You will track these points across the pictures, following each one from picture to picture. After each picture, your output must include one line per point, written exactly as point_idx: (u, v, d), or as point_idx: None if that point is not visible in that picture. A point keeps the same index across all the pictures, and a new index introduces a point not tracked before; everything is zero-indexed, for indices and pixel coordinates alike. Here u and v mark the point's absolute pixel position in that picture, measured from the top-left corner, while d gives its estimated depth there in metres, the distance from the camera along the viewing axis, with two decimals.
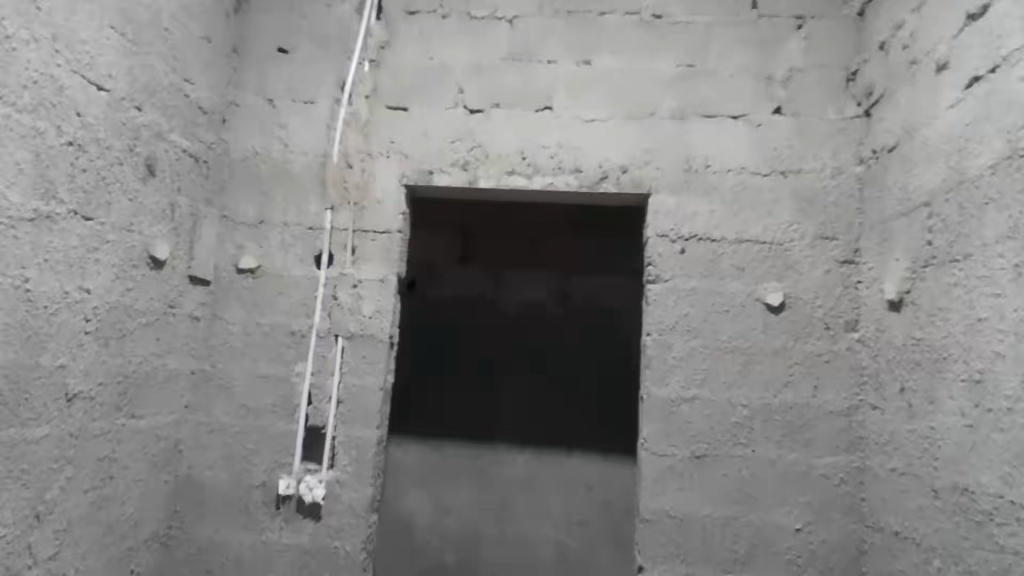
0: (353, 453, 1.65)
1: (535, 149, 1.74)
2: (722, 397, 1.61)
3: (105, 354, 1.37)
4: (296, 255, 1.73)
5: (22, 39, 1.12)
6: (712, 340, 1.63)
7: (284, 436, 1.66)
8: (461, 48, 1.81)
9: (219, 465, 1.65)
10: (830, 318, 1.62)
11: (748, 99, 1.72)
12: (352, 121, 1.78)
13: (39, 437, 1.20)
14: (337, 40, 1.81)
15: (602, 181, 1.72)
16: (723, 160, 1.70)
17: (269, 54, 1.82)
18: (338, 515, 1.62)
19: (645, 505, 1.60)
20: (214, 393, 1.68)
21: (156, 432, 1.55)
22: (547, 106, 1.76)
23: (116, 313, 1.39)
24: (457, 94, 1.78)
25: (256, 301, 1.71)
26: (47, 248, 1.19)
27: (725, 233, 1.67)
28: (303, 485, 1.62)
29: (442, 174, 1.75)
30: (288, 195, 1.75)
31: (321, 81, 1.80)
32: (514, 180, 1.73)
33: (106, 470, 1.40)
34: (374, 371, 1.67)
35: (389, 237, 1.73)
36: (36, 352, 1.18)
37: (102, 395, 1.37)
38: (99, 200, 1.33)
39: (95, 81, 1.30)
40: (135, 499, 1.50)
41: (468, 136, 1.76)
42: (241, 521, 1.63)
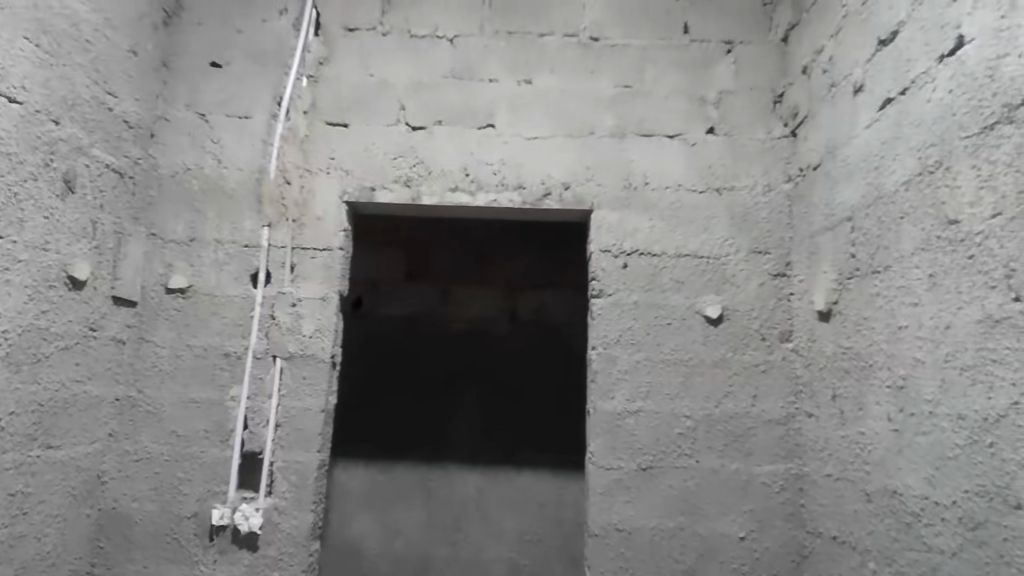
0: (292, 478, 1.59)
1: (478, 165, 1.74)
2: (666, 409, 1.63)
3: (17, 381, 1.28)
4: (230, 273, 1.67)
5: None
6: (654, 353, 1.66)
7: (217, 464, 1.58)
8: (401, 65, 1.80)
9: (146, 496, 1.56)
10: (766, 329, 1.67)
11: (683, 119, 1.77)
12: (290, 136, 1.75)
13: None
14: (273, 55, 1.78)
15: (545, 198, 1.73)
16: (661, 177, 1.74)
17: (201, 68, 1.77)
18: (277, 544, 1.56)
19: (594, 520, 1.59)
20: (142, 420, 1.59)
21: (76, 463, 1.45)
22: (488, 124, 1.77)
23: (29, 337, 1.31)
24: (398, 110, 1.77)
25: (188, 322, 1.64)
26: None
27: (666, 248, 1.70)
28: (238, 515, 1.55)
29: (384, 191, 1.73)
30: (222, 212, 1.70)
31: (256, 96, 1.76)
32: (457, 197, 1.72)
33: (19, 506, 1.30)
34: (315, 393, 1.62)
35: (329, 254, 1.69)
36: None
37: (13, 425, 1.28)
38: (10, 217, 1.25)
39: (5, 92, 1.24)
40: (52, 536, 1.39)
41: (410, 153, 1.75)
42: (172, 555, 1.54)
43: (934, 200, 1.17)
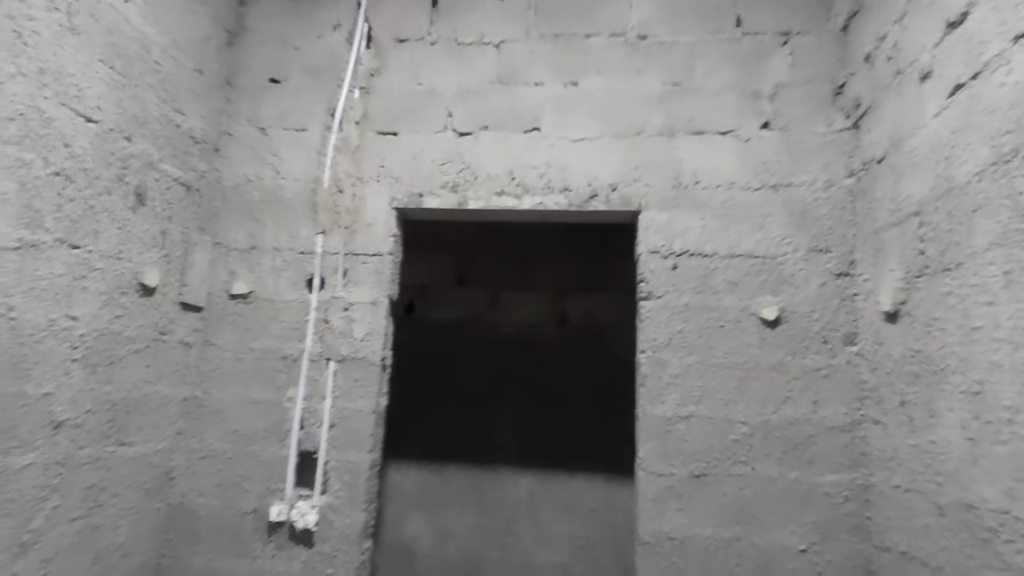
0: (346, 478, 1.63)
1: (524, 169, 1.75)
2: (719, 414, 1.58)
3: (93, 382, 1.37)
4: (288, 279, 1.74)
5: (8, 73, 1.16)
6: (707, 357, 1.61)
7: (275, 462, 1.64)
8: (448, 73, 1.83)
9: (211, 492, 1.64)
10: (828, 332, 1.59)
11: (736, 115, 1.72)
12: (343, 146, 1.81)
13: (24, 466, 1.21)
14: (327, 69, 1.85)
15: (591, 199, 1.72)
16: (712, 176, 1.69)
17: (261, 84, 1.85)
18: (332, 541, 1.60)
19: (644, 527, 1.56)
20: (207, 419, 1.67)
21: (147, 459, 1.54)
22: (534, 128, 1.77)
23: (105, 340, 1.40)
24: (446, 117, 1.80)
25: (249, 326, 1.71)
26: (32, 276, 1.21)
27: (718, 248, 1.65)
28: (295, 512, 1.60)
29: (432, 196, 1.76)
30: (280, 220, 1.77)
31: (312, 109, 1.83)
32: (503, 201, 1.73)
33: (95, 498, 1.39)
34: (366, 395, 1.66)
35: (380, 259, 1.73)
36: (21, 380, 1.19)
37: (90, 423, 1.37)
38: (87, 228, 1.35)
39: (82, 112, 1.33)
40: (125, 527, 1.48)
41: (457, 159, 1.77)
42: (234, 548, 1.61)
43: (1009, 192, 1.08)
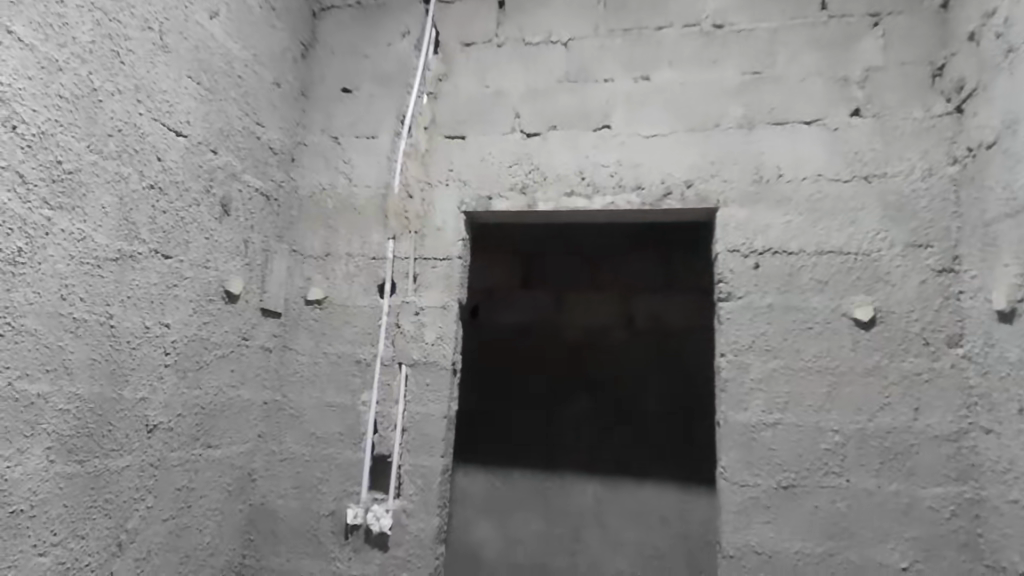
0: (419, 482, 1.63)
1: (595, 168, 1.70)
2: (809, 421, 1.49)
3: (183, 386, 1.42)
4: (360, 285, 1.76)
5: (108, 91, 1.22)
6: (794, 361, 1.52)
7: (351, 465, 1.66)
8: (516, 74, 1.81)
9: (290, 493, 1.67)
10: (930, 333, 1.47)
11: (822, 102, 1.62)
12: (412, 151, 1.82)
13: (122, 467, 1.26)
14: (397, 76, 1.87)
15: (665, 197, 1.65)
16: (797, 168, 1.60)
17: (334, 94, 1.89)
18: (406, 545, 1.60)
19: (728, 540, 1.48)
20: (286, 422, 1.71)
21: (230, 461, 1.59)
22: (605, 126, 1.73)
23: (193, 346, 1.45)
24: (514, 118, 1.78)
25: (325, 331, 1.74)
26: (130, 285, 1.27)
27: (804, 244, 1.56)
28: (371, 515, 1.61)
29: (501, 199, 1.74)
30: (352, 227, 1.79)
31: (382, 116, 1.85)
32: (573, 202, 1.69)
33: (185, 499, 1.44)
34: (437, 399, 1.66)
35: (449, 262, 1.73)
36: (119, 385, 1.25)
37: (181, 425, 1.42)
38: (178, 238, 1.40)
39: (174, 127, 1.39)
40: (211, 527, 1.53)
41: (525, 160, 1.75)
42: (312, 549, 1.64)
43: None
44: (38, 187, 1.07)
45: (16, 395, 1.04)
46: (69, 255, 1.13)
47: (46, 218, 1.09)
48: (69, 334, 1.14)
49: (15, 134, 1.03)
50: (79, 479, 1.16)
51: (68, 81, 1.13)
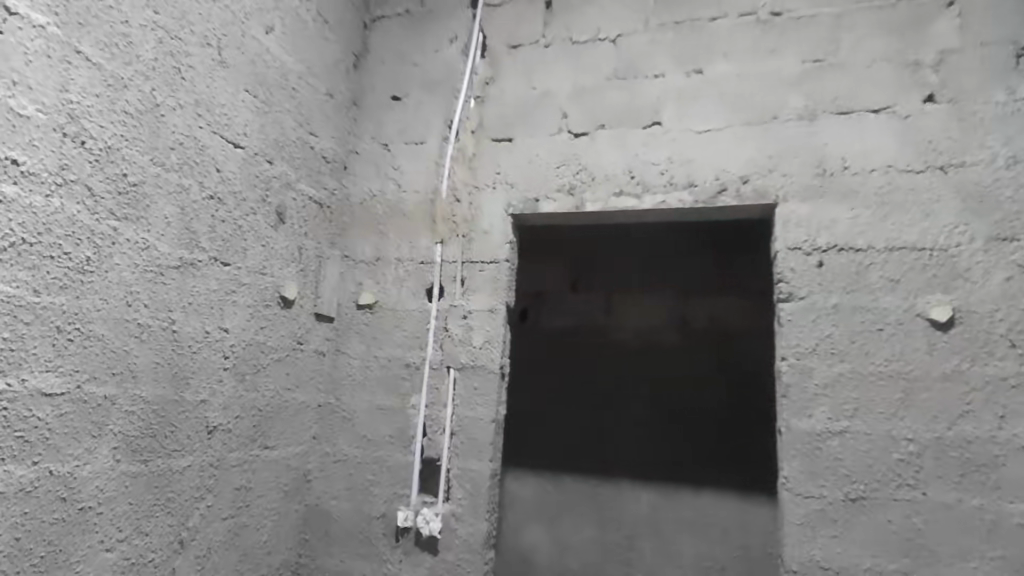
0: (467, 486, 1.62)
1: (644, 166, 1.66)
2: (880, 430, 1.39)
3: (241, 389, 1.46)
4: (409, 289, 1.77)
5: (170, 106, 1.27)
6: (862, 365, 1.42)
7: (401, 469, 1.67)
8: (563, 74, 1.79)
9: (344, 495, 1.70)
10: (1016, 334, 1.34)
11: (891, 89, 1.52)
12: (459, 156, 1.82)
13: (183, 467, 1.31)
14: (445, 82, 1.88)
15: (720, 194, 1.59)
16: (864, 160, 1.50)
17: (384, 102, 1.92)
18: (455, 550, 1.60)
19: (791, 555, 1.40)
20: (339, 425, 1.74)
21: (287, 462, 1.62)
22: (655, 122, 1.68)
23: (251, 350, 1.49)
24: (560, 119, 1.76)
25: (375, 335, 1.77)
26: (191, 292, 1.32)
27: (872, 241, 1.46)
28: (420, 518, 1.62)
29: (548, 201, 1.71)
30: (401, 232, 1.81)
31: (430, 121, 1.86)
32: (622, 201, 1.65)
33: (243, 499, 1.48)
34: (486, 403, 1.65)
35: (496, 266, 1.72)
36: (181, 388, 1.30)
37: (239, 427, 1.46)
38: (236, 246, 1.45)
39: (232, 139, 1.44)
40: (268, 527, 1.57)
41: (573, 161, 1.72)
42: (364, 551, 1.66)
43: None
44: (106, 199, 1.13)
45: (85, 397, 1.09)
46: (134, 263, 1.18)
47: (113, 228, 1.14)
48: (134, 339, 1.19)
49: (84, 149, 1.09)
50: (143, 478, 1.21)
51: (133, 98, 1.19)
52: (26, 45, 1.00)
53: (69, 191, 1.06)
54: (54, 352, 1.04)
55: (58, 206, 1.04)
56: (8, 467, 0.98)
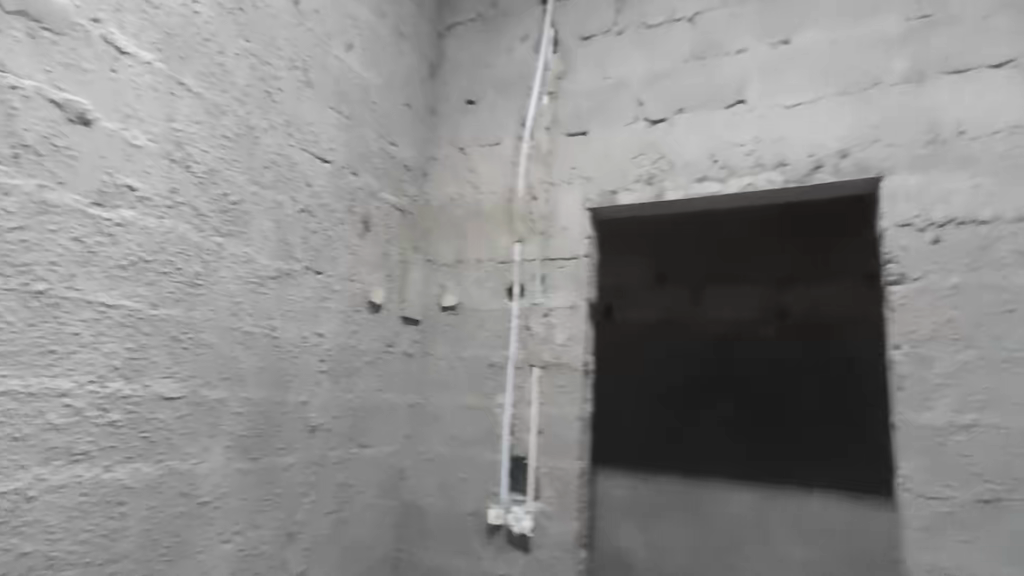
0: (556, 485, 1.62)
1: (729, 149, 1.57)
2: (1017, 424, 1.23)
3: (337, 391, 1.54)
4: (491, 289, 1.79)
5: (263, 127, 1.36)
6: (991, 351, 1.27)
7: (490, 467, 1.69)
8: (638, 60, 1.73)
9: (437, 492, 1.74)
10: None
11: (1015, 39, 1.34)
12: (535, 153, 1.81)
13: (288, 464, 1.40)
14: (517, 82, 1.88)
15: (815, 171, 1.48)
16: (985, 122, 1.34)
17: (459, 107, 1.95)
18: (547, 548, 1.60)
19: (914, 562, 1.27)
20: (429, 424, 1.79)
21: (382, 460, 1.69)
22: (739, 100, 1.59)
23: (345, 354, 1.57)
24: (636, 107, 1.70)
25: (460, 336, 1.80)
26: (288, 300, 1.40)
27: (999, 211, 1.30)
28: (511, 516, 1.63)
29: (627, 192, 1.67)
30: (480, 233, 1.84)
31: (505, 122, 1.87)
32: (706, 187, 1.58)
33: (344, 495, 1.56)
34: (571, 401, 1.64)
35: (576, 262, 1.70)
36: (284, 390, 1.39)
37: (337, 426, 1.54)
38: (327, 255, 1.53)
39: (319, 154, 1.52)
40: (368, 522, 1.64)
41: (651, 149, 1.66)
42: (458, 547, 1.70)
43: None
44: (211, 218, 1.23)
45: (199, 400, 1.19)
46: (238, 276, 1.28)
47: (218, 244, 1.24)
48: (240, 346, 1.28)
49: (189, 172, 1.19)
50: (254, 474, 1.31)
51: (230, 122, 1.28)
52: (136, 82, 1.11)
53: (179, 212, 1.17)
54: (172, 360, 1.14)
55: (169, 226, 1.15)
56: (136, 464, 1.08)
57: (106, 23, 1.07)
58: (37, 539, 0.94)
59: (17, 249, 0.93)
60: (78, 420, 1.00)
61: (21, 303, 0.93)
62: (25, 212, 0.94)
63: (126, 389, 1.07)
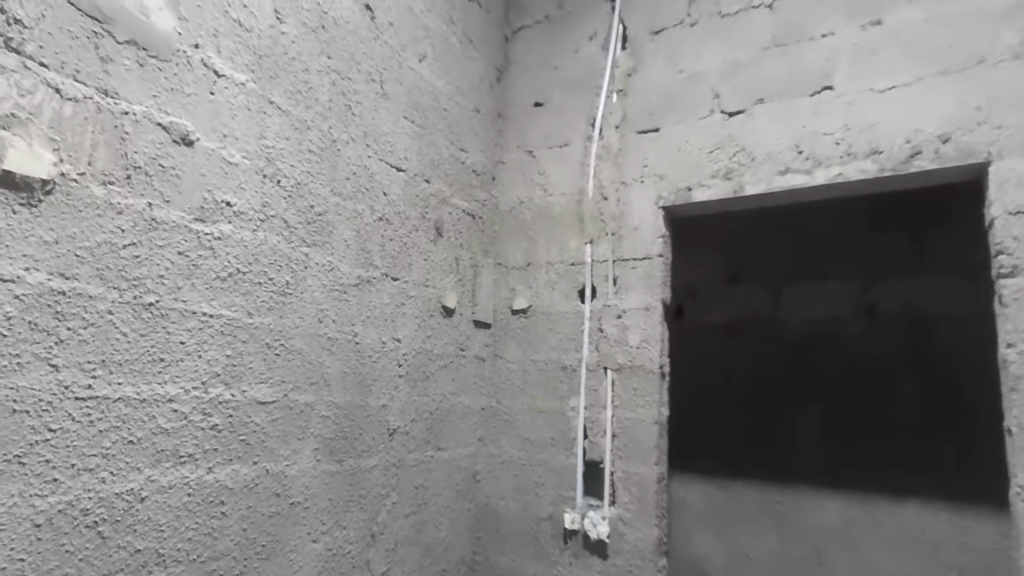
0: (633, 490, 1.58)
1: (814, 139, 1.49)
2: None
3: (415, 394, 1.57)
4: (562, 291, 1.78)
5: (344, 140, 1.41)
6: None
7: (565, 471, 1.68)
8: (713, 51, 1.68)
9: (511, 495, 1.75)
10: None
11: None
12: (605, 152, 1.79)
13: (371, 466, 1.43)
14: (586, 81, 1.86)
15: (912, 158, 1.38)
16: None
17: (527, 110, 1.96)
18: (625, 555, 1.57)
19: None
20: (502, 427, 1.79)
21: (458, 463, 1.71)
22: (825, 88, 1.51)
23: (421, 358, 1.60)
24: (712, 100, 1.65)
25: (531, 339, 1.79)
26: (368, 307, 1.44)
27: None
28: (587, 521, 1.62)
29: (703, 188, 1.61)
30: (550, 235, 1.83)
31: (573, 122, 1.86)
32: (789, 180, 1.50)
33: (422, 497, 1.58)
34: (648, 404, 1.60)
35: (650, 262, 1.66)
36: (366, 394, 1.43)
37: (415, 429, 1.57)
38: (403, 262, 1.56)
39: (395, 164, 1.55)
40: (446, 524, 1.66)
41: (728, 143, 1.60)
42: (534, 551, 1.69)
43: None
44: (299, 229, 1.28)
45: (290, 404, 1.24)
46: (323, 284, 1.33)
47: (305, 253, 1.29)
48: (326, 351, 1.33)
49: (279, 187, 1.24)
50: (339, 476, 1.35)
51: (315, 137, 1.33)
52: (231, 102, 1.17)
53: (270, 225, 1.22)
54: (266, 366, 1.20)
55: (262, 238, 1.20)
56: (235, 466, 1.13)
57: (204, 48, 1.13)
58: (148, 537, 1.00)
59: (131, 264, 0.99)
60: (184, 424, 1.06)
61: (135, 314, 0.99)
62: (137, 230, 1.01)
63: (226, 394, 1.12)
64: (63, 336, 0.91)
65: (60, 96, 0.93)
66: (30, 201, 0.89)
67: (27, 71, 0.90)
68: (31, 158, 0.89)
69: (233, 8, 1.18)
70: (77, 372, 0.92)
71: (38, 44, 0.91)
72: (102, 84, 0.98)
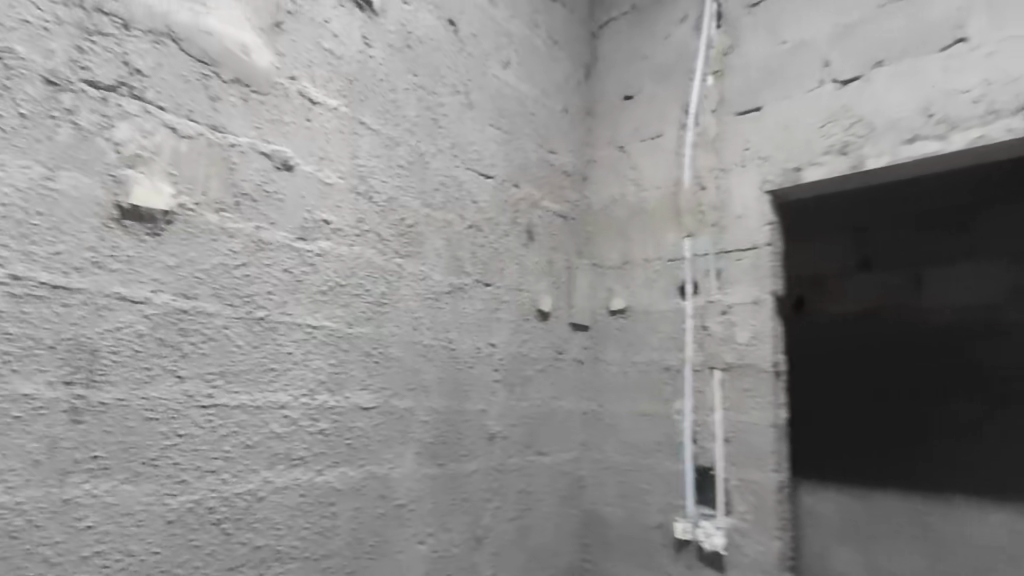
0: (750, 499, 1.47)
1: (946, 100, 1.31)
2: None
3: (513, 399, 1.58)
4: (661, 289, 1.70)
5: (432, 152, 1.45)
6: None
7: (674, 478, 1.60)
8: (820, 17, 1.53)
9: (617, 502, 1.69)
10: None
11: None
12: (702, 139, 1.69)
13: (471, 470, 1.45)
14: (677, 67, 1.78)
15: None
16: None
17: (615, 105, 1.91)
18: (743, 568, 1.46)
19: None
20: (605, 431, 1.74)
21: (560, 467, 1.69)
22: (958, 40, 1.32)
23: (517, 362, 1.60)
24: (821, 69, 1.50)
25: (631, 340, 1.73)
26: (462, 313, 1.47)
27: None
28: (700, 531, 1.53)
29: (815, 167, 1.48)
30: (645, 231, 1.76)
31: (665, 112, 1.78)
32: (917, 150, 1.33)
33: (525, 501, 1.58)
34: (762, 407, 1.48)
35: (757, 253, 1.54)
36: (463, 399, 1.45)
37: (515, 434, 1.57)
38: (495, 267, 1.57)
39: (483, 171, 1.57)
40: (551, 529, 1.65)
41: (842, 115, 1.45)
42: (644, 561, 1.63)
43: None
44: (392, 242, 1.33)
45: (391, 409, 1.29)
46: (417, 293, 1.37)
47: (399, 265, 1.34)
48: (422, 358, 1.37)
49: (372, 203, 1.30)
50: (441, 480, 1.38)
51: (404, 152, 1.38)
52: (325, 127, 1.24)
53: (366, 239, 1.28)
54: (367, 373, 1.25)
55: (358, 252, 1.26)
56: (342, 469, 1.20)
57: (300, 78, 1.21)
58: (267, 535, 1.08)
59: (243, 283, 1.09)
60: (295, 429, 1.13)
61: (248, 328, 1.08)
62: (247, 251, 1.10)
63: (331, 401, 1.19)
64: (187, 351, 1.01)
65: (176, 136, 1.04)
66: (154, 231, 1.00)
67: (148, 115, 1.01)
68: (154, 193, 1.00)
69: (324, 38, 1.26)
70: (200, 383, 1.02)
71: (157, 90, 1.03)
72: (212, 120, 1.09)
